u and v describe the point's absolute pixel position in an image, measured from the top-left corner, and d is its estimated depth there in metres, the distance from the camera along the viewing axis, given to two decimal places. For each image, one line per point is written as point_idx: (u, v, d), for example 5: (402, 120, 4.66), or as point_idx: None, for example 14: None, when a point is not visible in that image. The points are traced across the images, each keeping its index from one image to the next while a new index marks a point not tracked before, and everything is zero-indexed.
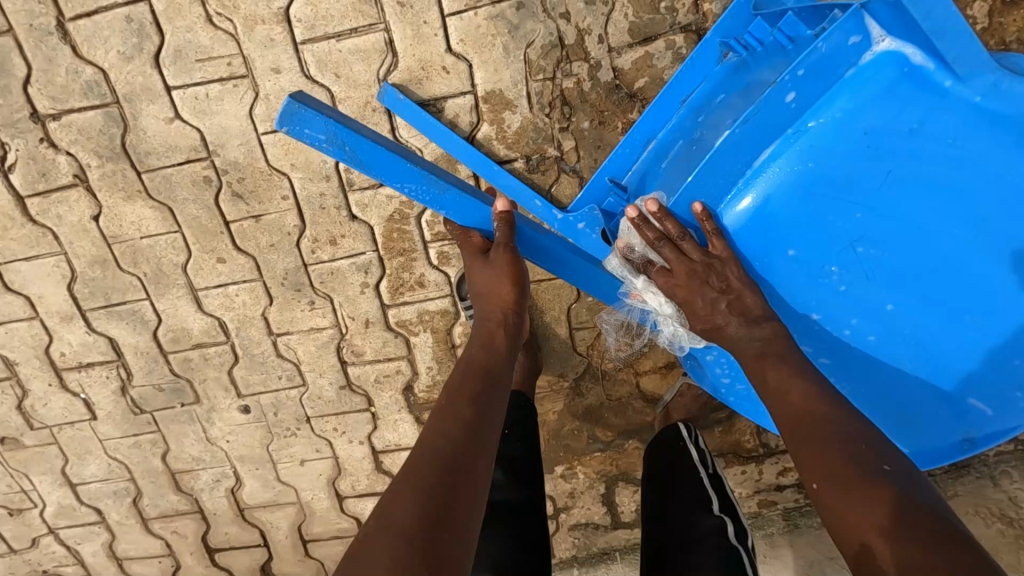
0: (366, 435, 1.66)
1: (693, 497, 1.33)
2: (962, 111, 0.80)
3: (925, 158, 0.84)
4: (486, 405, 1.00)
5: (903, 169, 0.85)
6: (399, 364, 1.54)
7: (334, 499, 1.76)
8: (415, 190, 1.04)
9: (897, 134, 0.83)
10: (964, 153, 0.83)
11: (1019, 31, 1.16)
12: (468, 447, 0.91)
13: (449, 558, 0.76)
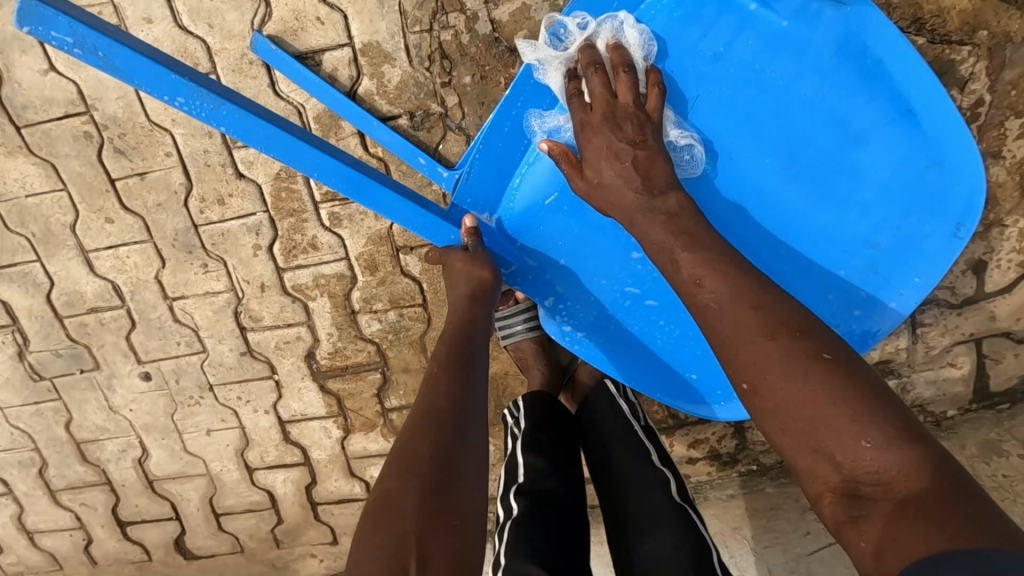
0: (271, 405, 1.63)
1: (630, 448, 1.15)
2: (764, 34, 0.88)
3: (737, 80, 0.91)
4: (464, 375, 0.93)
5: (716, 90, 0.91)
6: (299, 330, 1.52)
7: (244, 471, 1.73)
8: (188, 106, 0.79)
9: (709, 57, 0.90)
10: (774, 75, 0.90)
11: None
12: (451, 425, 0.85)
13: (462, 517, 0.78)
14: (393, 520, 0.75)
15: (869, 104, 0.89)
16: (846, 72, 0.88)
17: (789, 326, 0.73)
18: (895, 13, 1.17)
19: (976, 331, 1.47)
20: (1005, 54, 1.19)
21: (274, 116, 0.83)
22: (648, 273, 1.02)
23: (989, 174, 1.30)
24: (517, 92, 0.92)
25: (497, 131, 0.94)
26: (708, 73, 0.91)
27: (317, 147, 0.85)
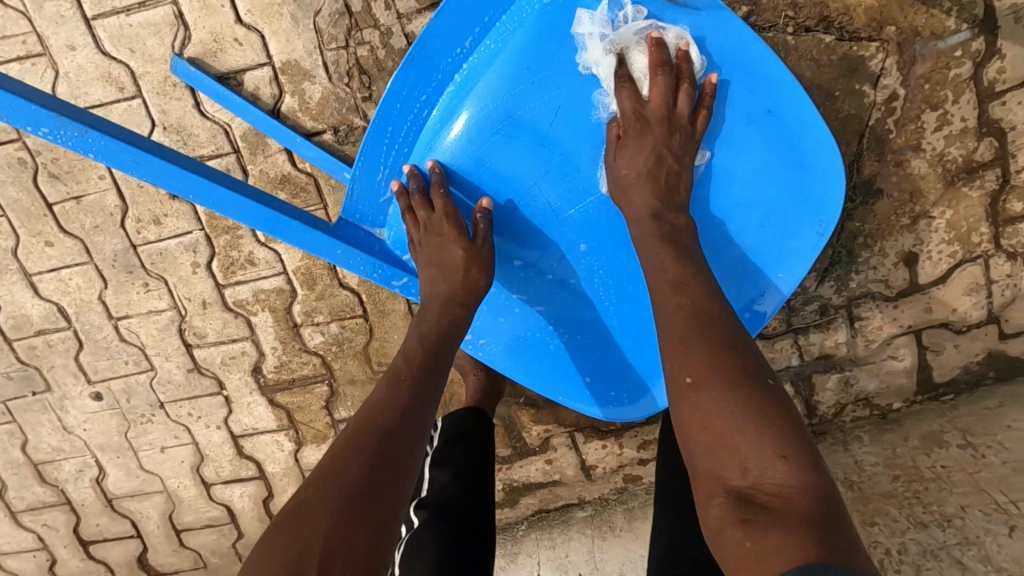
0: (222, 420, 1.64)
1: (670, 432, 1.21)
2: (627, 42, 0.93)
3: (604, 86, 0.96)
4: (424, 396, 0.94)
5: (585, 96, 0.97)
6: (243, 345, 1.54)
7: (200, 486, 1.75)
8: (54, 135, 0.81)
9: (576, 64, 0.95)
10: (642, 79, 0.95)
11: None
12: (399, 438, 0.86)
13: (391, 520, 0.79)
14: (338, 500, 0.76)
15: (737, 107, 0.95)
16: (712, 77, 0.94)
17: (739, 355, 0.81)
18: (802, 13, 1.18)
19: (913, 323, 1.47)
20: (914, 48, 1.20)
21: (171, 152, 0.87)
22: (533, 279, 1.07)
23: (911, 167, 1.30)
24: (389, 112, 0.96)
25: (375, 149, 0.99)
26: (574, 85, 0.96)
27: (214, 178, 0.88)
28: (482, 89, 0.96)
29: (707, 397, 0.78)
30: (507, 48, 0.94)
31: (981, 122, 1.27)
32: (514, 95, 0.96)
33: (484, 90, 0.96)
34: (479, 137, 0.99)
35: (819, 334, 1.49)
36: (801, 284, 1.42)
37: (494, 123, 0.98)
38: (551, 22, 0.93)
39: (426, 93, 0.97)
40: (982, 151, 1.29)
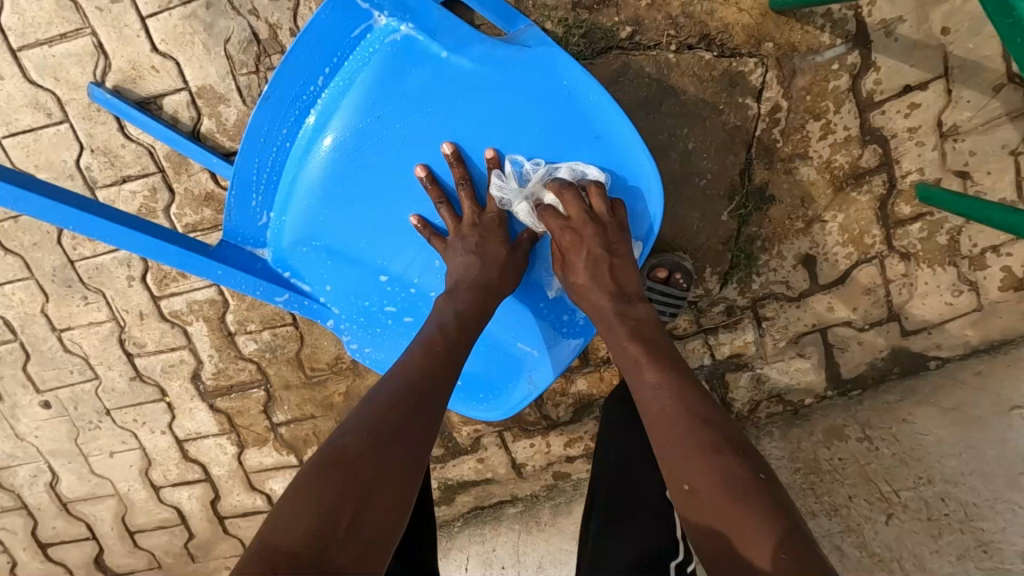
0: (166, 425, 1.72)
1: (639, 432, 1.31)
2: (463, 76, 1.03)
3: (448, 114, 1.05)
4: (419, 420, 0.91)
5: (434, 124, 1.06)
6: (181, 353, 1.61)
7: (150, 489, 1.82)
8: None
9: (421, 96, 1.04)
10: (483, 108, 1.05)
11: (683, 5, 1.23)
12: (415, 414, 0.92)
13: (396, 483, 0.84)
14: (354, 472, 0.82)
15: (571, 131, 1.06)
16: (545, 106, 1.04)
17: (734, 446, 0.88)
18: (684, 31, 1.24)
19: (817, 321, 1.54)
20: (792, 63, 1.27)
21: (64, 192, 0.99)
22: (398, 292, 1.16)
23: (801, 174, 1.37)
24: (251, 145, 1.02)
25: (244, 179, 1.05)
26: (420, 115, 1.06)
27: (97, 213, 0.99)
28: (337, 122, 1.05)
29: (713, 499, 0.83)
30: (359, 85, 1.03)
31: (864, 131, 1.34)
32: (367, 126, 1.06)
33: (342, 122, 1.05)
34: (338, 165, 1.07)
35: (728, 333, 1.55)
36: (706, 286, 1.48)
37: (351, 152, 1.07)
38: (395, 61, 1.02)
39: (287, 125, 1.04)
40: (868, 158, 1.36)
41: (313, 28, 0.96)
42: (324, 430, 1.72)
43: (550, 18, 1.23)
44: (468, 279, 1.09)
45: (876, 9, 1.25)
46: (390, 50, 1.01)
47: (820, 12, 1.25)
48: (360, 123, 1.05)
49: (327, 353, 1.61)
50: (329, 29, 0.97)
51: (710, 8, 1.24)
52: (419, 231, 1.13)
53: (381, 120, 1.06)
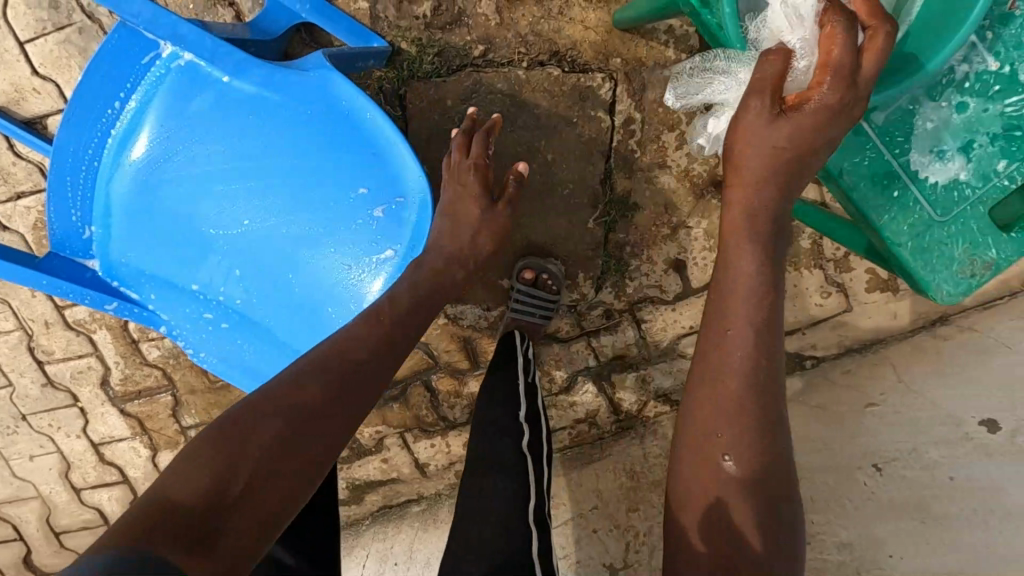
0: (81, 429, 1.79)
1: (508, 395, 1.39)
2: (246, 97, 1.05)
3: (234, 132, 1.05)
4: (343, 401, 0.89)
5: (222, 142, 1.06)
6: (89, 360, 1.68)
7: (71, 491, 1.89)
8: None
9: (209, 117, 1.06)
10: (265, 125, 1.05)
11: (531, 24, 1.30)
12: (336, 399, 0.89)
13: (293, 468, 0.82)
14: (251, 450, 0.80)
15: (346, 145, 1.02)
16: (325, 120, 1.03)
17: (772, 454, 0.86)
18: (534, 49, 1.31)
19: (694, 323, 1.59)
20: (640, 77, 1.33)
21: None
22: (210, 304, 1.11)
23: (661, 182, 1.43)
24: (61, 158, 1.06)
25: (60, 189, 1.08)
26: (215, 131, 1.06)
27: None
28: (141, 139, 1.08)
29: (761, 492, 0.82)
30: (152, 108, 1.07)
31: (718, 140, 1.39)
32: (167, 142, 1.07)
33: (139, 143, 1.08)
34: (144, 180, 1.09)
35: (609, 335, 1.60)
36: (581, 291, 1.53)
37: (153, 168, 1.08)
38: (183, 86, 1.06)
39: (92, 148, 1.08)
40: (724, 166, 1.42)
41: (107, 52, 1.01)
42: None
43: (405, 39, 1.29)
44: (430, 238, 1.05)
45: None
46: (177, 75, 1.05)
47: (663, 29, 1.31)
48: (153, 144, 1.08)
49: None
50: (124, 54, 1.02)
51: (557, 27, 1.30)
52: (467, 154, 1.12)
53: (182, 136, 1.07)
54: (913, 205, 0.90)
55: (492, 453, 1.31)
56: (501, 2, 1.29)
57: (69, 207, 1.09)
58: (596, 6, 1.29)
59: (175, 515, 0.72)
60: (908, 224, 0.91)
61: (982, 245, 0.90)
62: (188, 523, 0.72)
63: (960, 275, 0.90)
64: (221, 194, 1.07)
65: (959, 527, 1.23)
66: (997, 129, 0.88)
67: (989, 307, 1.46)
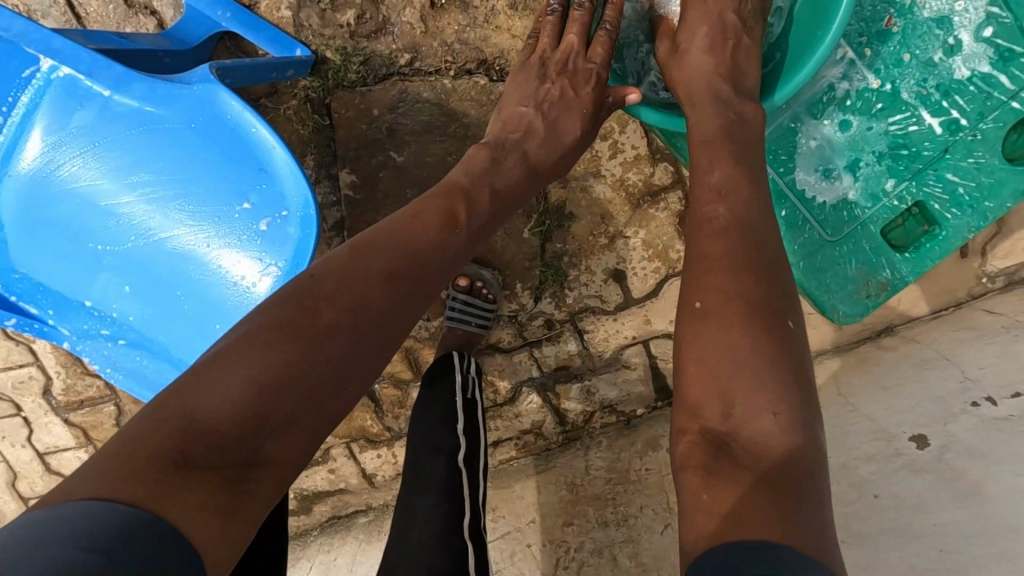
0: (26, 439, 1.78)
1: (441, 414, 1.26)
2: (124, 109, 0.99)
3: (121, 146, 0.99)
4: (395, 315, 0.87)
5: (107, 158, 1.00)
6: (30, 370, 1.67)
7: (19, 501, 1.88)
8: None
9: (92, 129, 1.00)
10: (151, 139, 0.99)
11: (457, 32, 1.28)
12: (396, 312, 0.86)
13: (344, 379, 0.81)
14: (306, 356, 0.77)
15: (237, 157, 0.98)
16: (209, 132, 0.98)
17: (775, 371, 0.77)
18: (462, 57, 1.29)
19: (637, 333, 1.57)
20: None
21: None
22: (100, 322, 1.05)
23: (596, 192, 1.41)
24: None
25: None
26: (93, 144, 1.00)
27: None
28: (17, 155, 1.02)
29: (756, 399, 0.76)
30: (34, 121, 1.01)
31: (652, 150, 1.38)
32: (44, 158, 1.02)
33: (22, 158, 1.02)
34: (23, 196, 1.03)
35: (551, 346, 1.58)
36: (520, 301, 1.52)
37: (31, 183, 1.02)
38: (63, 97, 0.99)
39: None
40: (660, 175, 1.40)
41: None
42: None
43: (329, 47, 1.28)
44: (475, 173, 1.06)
45: None
46: (55, 87, 0.99)
47: None
48: (38, 159, 1.02)
49: None
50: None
51: (483, 35, 1.28)
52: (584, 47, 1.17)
53: (60, 150, 1.01)
54: (802, 223, 1.23)
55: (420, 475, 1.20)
56: (426, 11, 1.27)
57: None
58: (523, 14, 1.27)
59: (214, 434, 0.70)
60: (801, 242, 1.23)
61: (878, 267, 1.21)
62: (217, 450, 0.70)
63: (857, 293, 1.22)
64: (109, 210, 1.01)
65: (898, 542, 1.14)
66: (882, 149, 1.18)
67: (937, 317, 1.48)
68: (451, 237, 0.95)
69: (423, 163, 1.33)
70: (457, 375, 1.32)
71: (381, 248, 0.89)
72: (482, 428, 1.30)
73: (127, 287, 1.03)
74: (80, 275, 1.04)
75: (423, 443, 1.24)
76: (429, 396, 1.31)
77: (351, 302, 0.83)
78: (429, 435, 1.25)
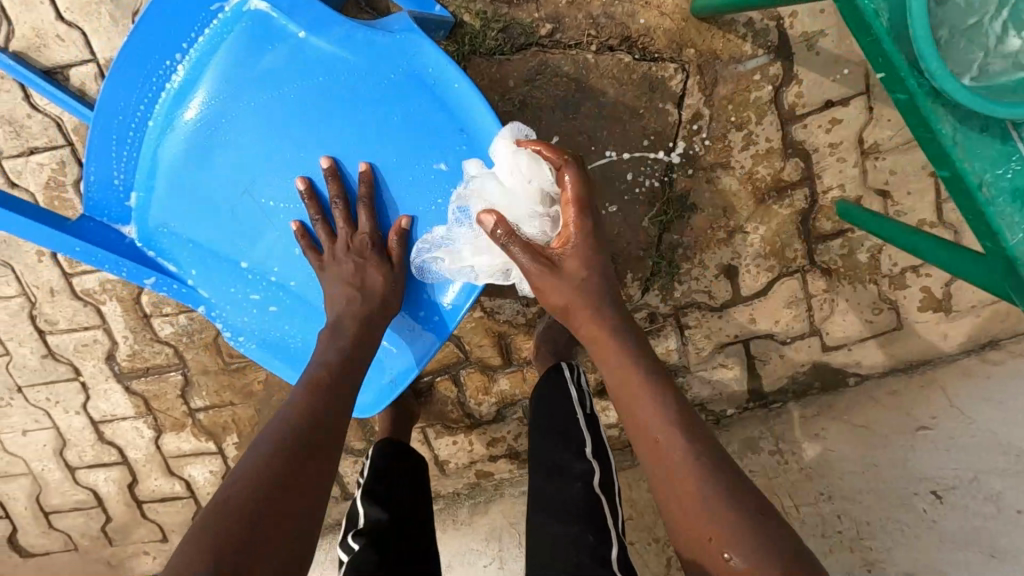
0: (81, 405, 1.68)
1: (564, 432, 1.26)
2: (316, 55, 1.07)
3: (310, 94, 1.08)
4: (315, 455, 0.91)
5: (291, 102, 1.08)
6: (95, 333, 1.57)
7: (65, 470, 1.78)
8: None
9: (277, 77, 1.08)
10: (340, 85, 1.07)
11: (604, 5, 1.22)
12: (314, 449, 0.91)
13: (281, 516, 0.82)
14: (235, 511, 0.79)
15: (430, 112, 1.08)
16: (401, 81, 1.07)
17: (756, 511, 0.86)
18: (604, 32, 1.23)
19: (739, 332, 1.53)
20: (714, 70, 1.26)
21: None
22: (262, 276, 1.15)
23: (722, 184, 1.36)
24: (105, 119, 1.07)
25: (104, 143, 1.08)
26: (281, 88, 1.08)
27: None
28: (195, 96, 1.09)
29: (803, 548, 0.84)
30: (212, 66, 1.08)
31: (785, 144, 1.33)
32: (225, 101, 1.08)
33: (195, 98, 1.09)
34: (200, 135, 1.10)
35: (651, 340, 1.53)
36: (627, 292, 1.46)
37: (211, 124, 1.09)
38: (250, 46, 1.07)
39: (143, 102, 1.08)
40: (789, 171, 1.35)
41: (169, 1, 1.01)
42: (243, 418, 1.69)
43: (467, 11, 1.21)
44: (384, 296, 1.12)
45: (798, 20, 1.23)
46: (246, 23, 1.06)
47: (742, 22, 1.23)
48: (212, 104, 1.09)
49: None
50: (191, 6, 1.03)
51: (631, 10, 1.22)
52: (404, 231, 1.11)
53: (244, 95, 1.08)
54: None
55: (559, 499, 1.16)
56: None
57: (111, 174, 1.11)
58: None
59: None
60: None
61: None
62: None
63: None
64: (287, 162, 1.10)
65: None
66: None
67: None
68: (318, 396, 0.98)
69: (553, 143, 1.27)
70: (572, 392, 1.32)
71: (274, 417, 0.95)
72: (606, 445, 1.28)
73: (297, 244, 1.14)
74: (254, 223, 1.13)
75: (550, 466, 1.22)
76: (546, 415, 1.30)
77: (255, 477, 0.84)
78: (555, 452, 1.23)
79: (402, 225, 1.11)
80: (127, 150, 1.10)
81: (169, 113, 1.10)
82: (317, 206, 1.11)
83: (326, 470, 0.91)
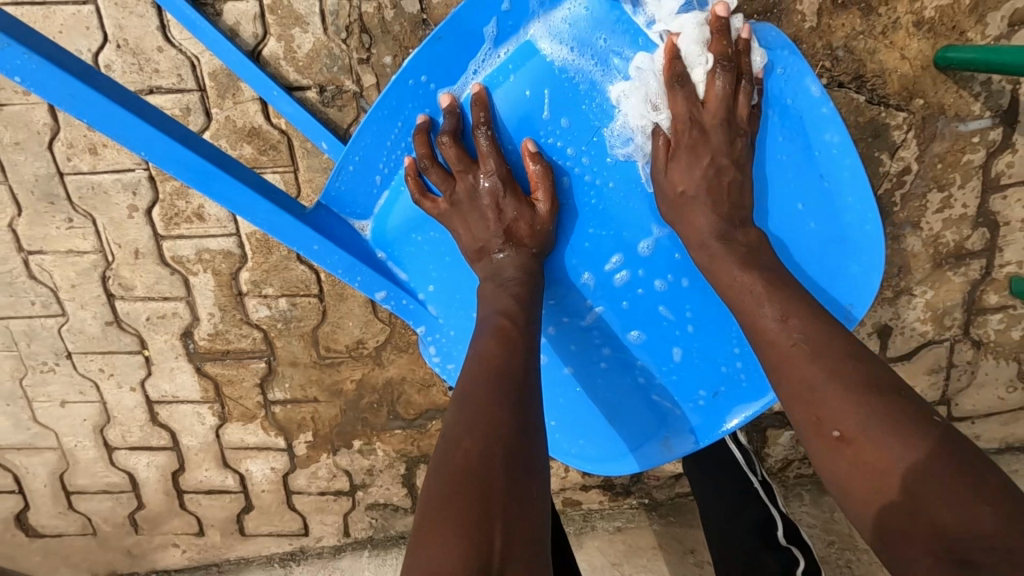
0: (138, 382, 1.47)
1: (738, 506, 1.12)
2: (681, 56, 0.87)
3: None
4: (519, 394, 0.72)
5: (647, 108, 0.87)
6: (176, 305, 1.37)
7: (101, 449, 1.56)
8: (103, 122, 0.73)
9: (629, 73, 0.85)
10: None
11: (847, 37, 1.11)
12: (515, 390, 0.72)
13: (524, 456, 0.65)
14: (465, 455, 0.64)
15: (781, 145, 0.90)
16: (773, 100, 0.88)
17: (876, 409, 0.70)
18: (838, 67, 1.13)
19: None
20: (936, 125, 1.18)
21: (70, 59, 0.72)
22: (557, 313, 0.97)
23: (906, 244, 1.29)
24: (394, 89, 0.84)
25: (377, 121, 0.85)
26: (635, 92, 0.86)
27: (146, 118, 0.75)
28: (525, 75, 0.85)
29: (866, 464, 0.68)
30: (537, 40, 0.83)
31: (980, 212, 1.26)
32: (552, 92, 0.86)
33: (518, 84, 0.85)
34: (517, 128, 0.87)
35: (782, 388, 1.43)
36: None
37: (533, 118, 0.87)
38: (591, 23, 0.83)
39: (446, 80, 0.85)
40: (974, 241, 1.29)
41: None
42: (324, 416, 1.51)
43: None
44: (518, 262, 0.89)
45: None
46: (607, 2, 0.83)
47: (980, 79, 1.15)
48: (520, 92, 0.86)
49: (347, 334, 1.41)
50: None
51: (872, 48, 1.12)
52: (536, 177, 0.88)
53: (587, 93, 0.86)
54: None
55: None
56: (826, 4, 1.09)
57: (374, 161, 0.89)
58: (925, 34, 1.11)
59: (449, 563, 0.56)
60: None
61: None
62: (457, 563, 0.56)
63: None
64: (593, 177, 0.90)
65: None
66: None
67: None
68: (502, 346, 0.78)
69: None
70: (737, 456, 1.20)
71: (464, 372, 0.76)
72: (788, 514, 1.13)
73: (604, 276, 0.94)
74: (568, 246, 0.94)
75: (745, 552, 1.06)
76: (714, 486, 1.16)
77: (491, 386, 0.71)
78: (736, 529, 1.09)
79: (531, 151, 0.87)
80: (403, 137, 0.88)
81: (468, 95, 0.86)
82: (427, 143, 0.86)
83: (532, 410, 0.71)
